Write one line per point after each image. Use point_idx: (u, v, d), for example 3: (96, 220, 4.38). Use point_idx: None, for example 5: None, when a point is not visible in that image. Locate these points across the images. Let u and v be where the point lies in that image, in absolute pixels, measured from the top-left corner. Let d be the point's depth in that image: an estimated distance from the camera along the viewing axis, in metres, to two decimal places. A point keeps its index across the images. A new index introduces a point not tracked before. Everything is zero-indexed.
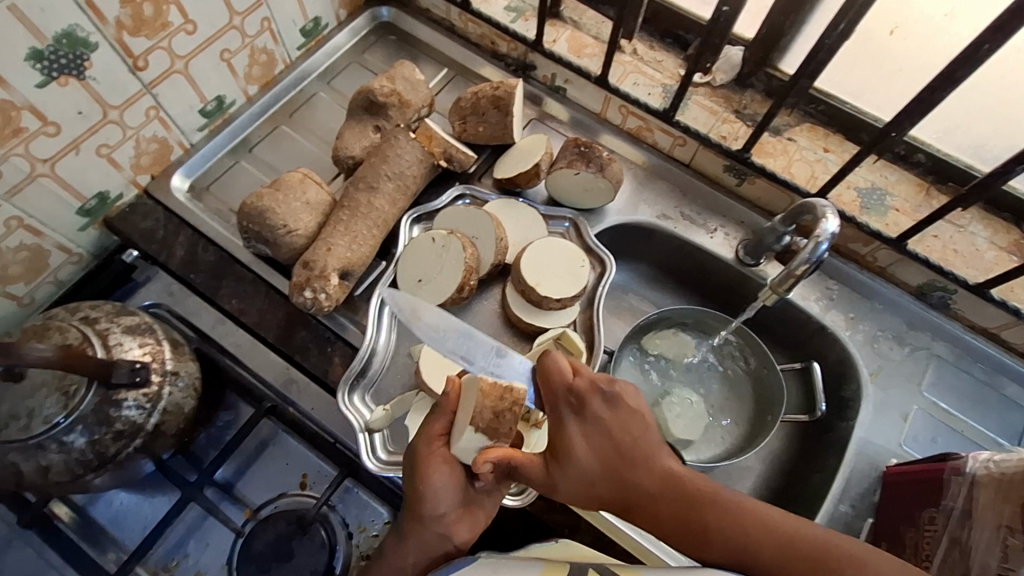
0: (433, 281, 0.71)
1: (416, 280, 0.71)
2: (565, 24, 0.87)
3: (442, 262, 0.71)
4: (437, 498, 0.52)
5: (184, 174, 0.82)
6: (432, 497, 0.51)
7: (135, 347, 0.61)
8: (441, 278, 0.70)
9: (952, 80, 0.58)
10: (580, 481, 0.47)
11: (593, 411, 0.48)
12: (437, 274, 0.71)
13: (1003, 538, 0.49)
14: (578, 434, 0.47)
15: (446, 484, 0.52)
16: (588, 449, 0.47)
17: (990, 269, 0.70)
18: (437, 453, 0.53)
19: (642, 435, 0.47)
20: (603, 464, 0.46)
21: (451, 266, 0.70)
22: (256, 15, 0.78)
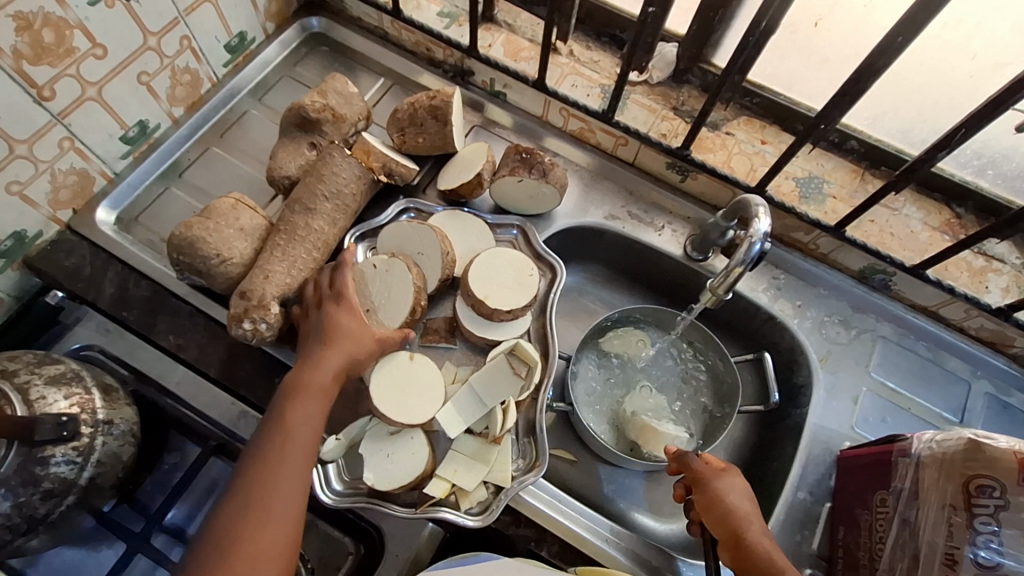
0: (383, 308, 0.68)
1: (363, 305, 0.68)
2: (500, 27, 0.86)
3: (391, 283, 0.69)
4: (353, 332, 0.63)
5: (109, 206, 0.77)
6: (356, 333, 0.63)
7: (61, 399, 0.57)
8: (395, 299, 0.68)
9: (874, 71, 0.59)
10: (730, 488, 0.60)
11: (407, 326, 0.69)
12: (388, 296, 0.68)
13: (947, 516, 0.50)
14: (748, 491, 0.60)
15: (365, 330, 0.64)
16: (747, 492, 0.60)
17: (925, 249, 0.73)
18: (347, 300, 0.65)
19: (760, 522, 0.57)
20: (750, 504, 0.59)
21: (400, 287, 0.68)
22: (173, 35, 0.74)
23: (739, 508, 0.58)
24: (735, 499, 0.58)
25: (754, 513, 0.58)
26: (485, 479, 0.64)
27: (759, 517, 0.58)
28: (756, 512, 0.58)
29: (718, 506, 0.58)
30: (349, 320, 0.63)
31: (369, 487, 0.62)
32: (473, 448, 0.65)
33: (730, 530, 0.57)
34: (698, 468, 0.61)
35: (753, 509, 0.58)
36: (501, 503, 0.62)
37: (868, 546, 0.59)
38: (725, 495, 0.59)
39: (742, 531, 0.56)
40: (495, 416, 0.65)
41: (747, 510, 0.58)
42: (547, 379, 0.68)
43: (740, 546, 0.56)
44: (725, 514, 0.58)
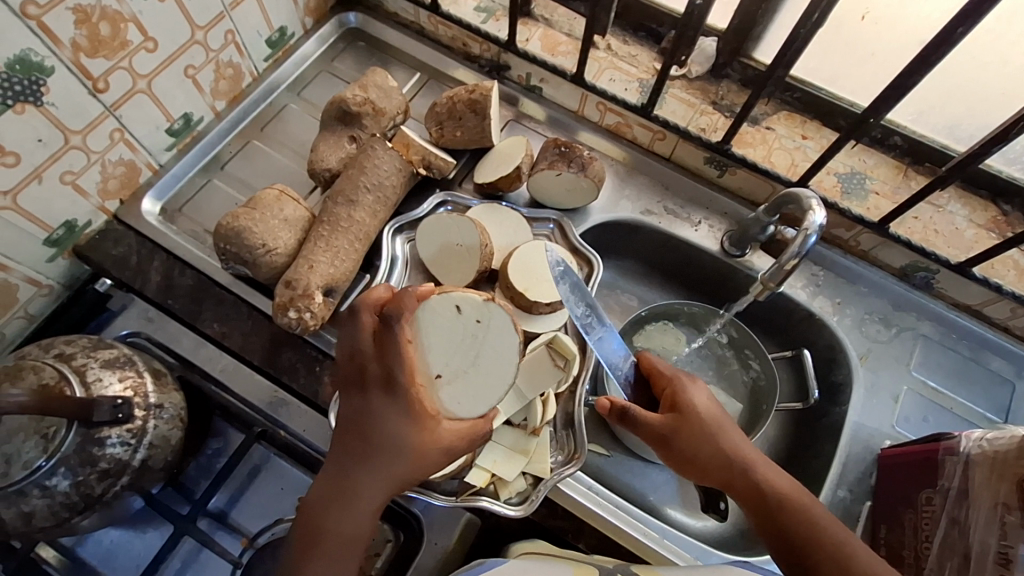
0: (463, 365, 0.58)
1: (433, 371, 0.55)
2: (536, 22, 0.86)
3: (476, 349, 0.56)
4: (410, 443, 0.52)
5: (154, 197, 0.79)
6: (415, 445, 0.52)
7: (115, 382, 0.59)
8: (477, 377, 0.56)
9: (927, 64, 0.58)
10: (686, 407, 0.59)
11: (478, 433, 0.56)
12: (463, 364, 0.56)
13: (1000, 515, 0.49)
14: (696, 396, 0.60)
15: (428, 445, 0.53)
16: (699, 401, 0.59)
17: (970, 247, 0.72)
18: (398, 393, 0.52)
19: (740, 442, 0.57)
20: (713, 419, 0.58)
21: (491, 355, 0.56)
22: (219, 29, 0.75)
23: (708, 440, 0.57)
24: (699, 429, 0.57)
25: (733, 437, 0.57)
26: (525, 470, 0.65)
27: (746, 443, 0.57)
28: (740, 440, 0.57)
29: (687, 450, 0.57)
30: (402, 423, 0.52)
31: None
32: (512, 439, 0.66)
33: (716, 472, 0.56)
34: (647, 415, 0.59)
35: (731, 433, 0.57)
36: (541, 493, 0.63)
37: (915, 546, 0.58)
38: (687, 430, 0.58)
39: (728, 470, 0.56)
40: (534, 408, 0.65)
41: (719, 442, 0.56)
42: (586, 372, 0.69)
43: (746, 489, 0.55)
44: (701, 454, 0.57)
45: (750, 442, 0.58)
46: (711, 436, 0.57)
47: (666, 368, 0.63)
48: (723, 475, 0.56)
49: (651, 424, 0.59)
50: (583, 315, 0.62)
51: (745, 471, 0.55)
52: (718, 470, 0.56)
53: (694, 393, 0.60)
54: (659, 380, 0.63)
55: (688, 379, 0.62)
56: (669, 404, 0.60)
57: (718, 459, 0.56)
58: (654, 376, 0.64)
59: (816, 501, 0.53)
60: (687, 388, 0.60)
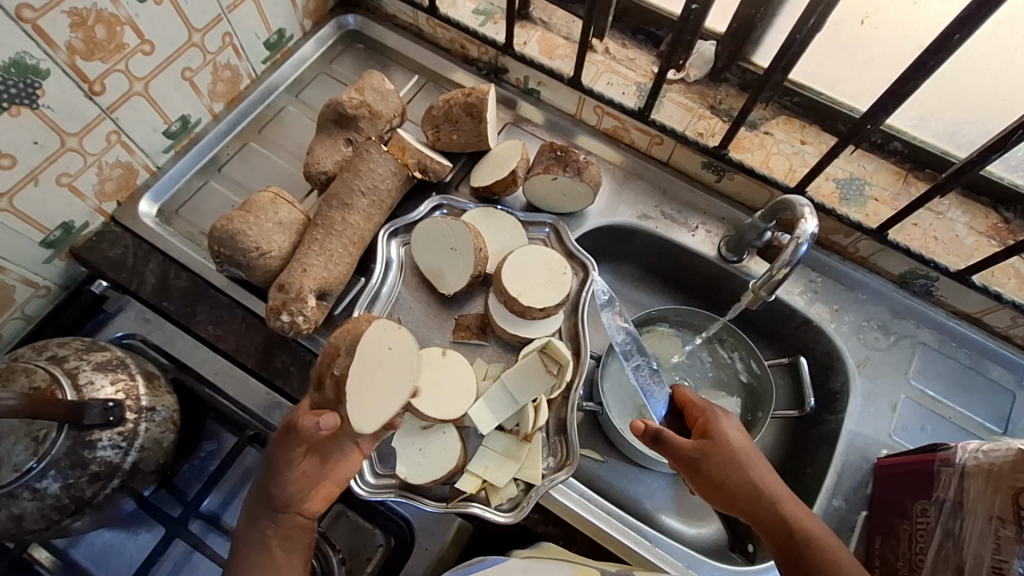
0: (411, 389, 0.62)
1: None
2: (535, 25, 0.86)
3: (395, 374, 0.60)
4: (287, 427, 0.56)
5: (151, 199, 0.79)
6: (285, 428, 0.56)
7: (107, 384, 0.59)
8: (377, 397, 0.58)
9: (926, 70, 0.57)
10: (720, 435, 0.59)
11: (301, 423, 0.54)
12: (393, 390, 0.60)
13: (994, 529, 0.49)
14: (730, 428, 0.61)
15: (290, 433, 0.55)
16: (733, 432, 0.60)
17: (971, 254, 0.71)
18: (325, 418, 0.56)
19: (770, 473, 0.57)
20: (746, 448, 0.59)
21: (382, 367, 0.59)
22: (216, 31, 0.75)
23: (739, 468, 0.57)
24: (731, 457, 0.58)
25: (762, 467, 0.57)
26: (516, 476, 0.64)
27: (774, 474, 0.58)
28: (768, 471, 0.57)
29: (717, 477, 0.57)
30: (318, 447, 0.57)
31: (401, 480, 0.64)
32: (504, 445, 0.66)
33: (744, 499, 0.56)
34: (678, 440, 0.60)
35: (760, 463, 0.58)
36: (532, 499, 0.62)
37: (908, 557, 0.57)
38: (718, 457, 0.58)
39: (756, 498, 0.56)
40: (526, 414, 0.65)
41: (749, 471, 0.57)
42: (579, 377, 0.68)
43: (772, 518, 0.54)
44: (731, 480, 0.57)
45: (776, 472, 0.58)
46: (742, 464, 0.57)
47: (699, 401, 0.64)
48: (752, 502, 0.56)
49: (681, 450, 0.59)
50: (624, 342, 0.72)
51: (773, 500, 0.55)
52: (748, 498, 0.56)
53: (725, 423, 0.61)
54: (692, 411, 0.64)
55: (720, 411, 0.63)
56: (701, 432, 0.61)
57: (749, 486, 0.56)
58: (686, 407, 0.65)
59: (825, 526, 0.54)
60: (720, 418, 0.61)
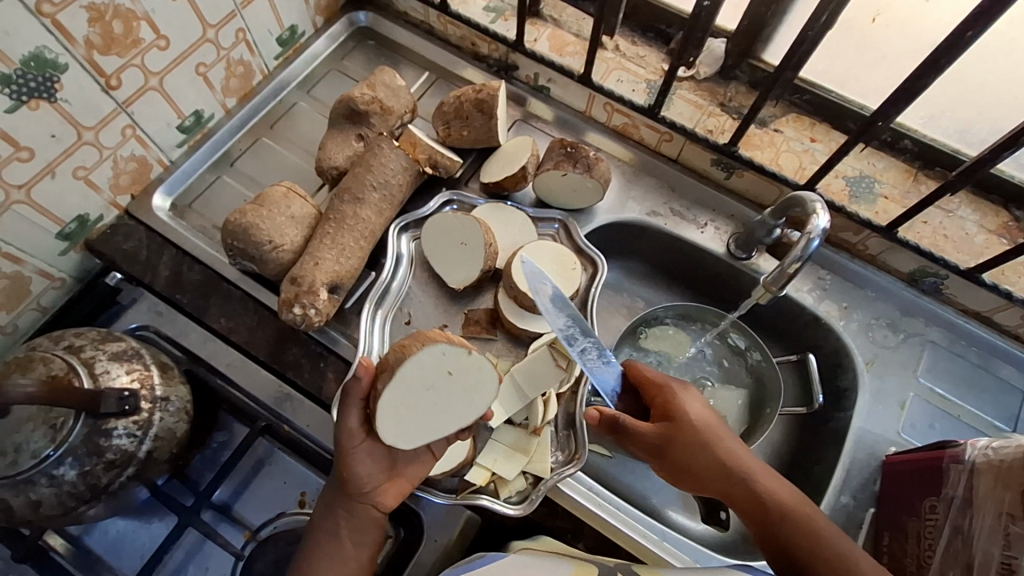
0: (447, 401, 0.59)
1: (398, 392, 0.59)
2: (545, 23, 0.86)
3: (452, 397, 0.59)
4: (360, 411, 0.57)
5: (165, 193, 0.80)
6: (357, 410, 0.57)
7: (122, 374, 0.60)
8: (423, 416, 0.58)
9: (938, 67, 0.57)
10: (680, 415, 0.59)
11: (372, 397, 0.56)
12: (447, 412, 0.59)
13: (1004, 525, 0.49)
14: (689, 405, 0.60)
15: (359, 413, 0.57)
16: (693, 410, 0.59)
17: (981, 253, 0.71)
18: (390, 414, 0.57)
19: (740, 453, 0.57)
20: (707, 426, 0.58)
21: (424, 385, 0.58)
22: (230, 27, 0.76)
23: (704, 449, 0.57)
24: (694, 438, 0.57)
25: (728, 445, 0.57)
26: (525, 469, 0.65)
27: (740, 450, 0.58)
28: (733, 448, 0.57)
29: (684, 460, 0.57)
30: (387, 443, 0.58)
31: None
32: (513, 438, 0.66)
33: (717, 482, 0.56)
34: (638, 426, 0.59)
35: (725, 440, 0.58)
36: (540, 492, 0.63)
37: (917, 554, 0.58)
38: (681, 440, 0.58)
39: (726, 479, 0.56)
40: (536, 408, 0.66)
41: (714, 452, 0.57)
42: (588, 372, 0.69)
43: (747, 498, 0.55)
44: (699, 463, 0.57)
45: (742, 446, 0.58)
46: (706, 445, 0.57)
47: (654, 375, 0.63)
48: (723, 483, 0.56)
49: (645, 436, 0.59)
50: (566, 326, 0.58)
51: (745, 480, 0.56)
52: (718, 479, 0.56)
53: (684, 400, 0.60)
54: (647, 386, 0.63)
55: (676, 385, 0.61)
56: (659, 412, 0.60)
57: (716, 467, 0.56)
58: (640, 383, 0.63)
59: (821, 513, 0.54)
60: (677, 396, 0.60)
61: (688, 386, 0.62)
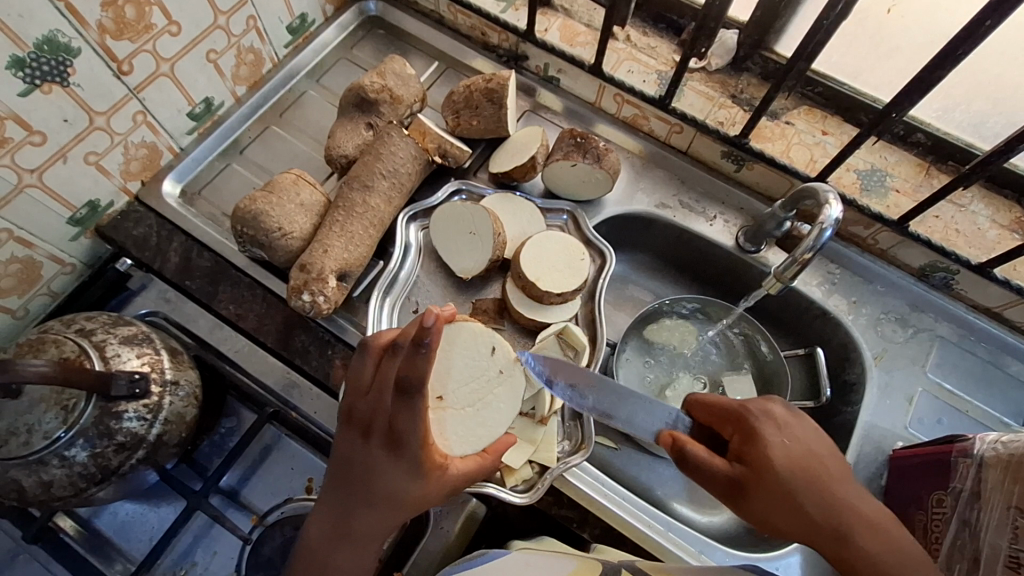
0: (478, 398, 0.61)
1: (436, 394, 0.60)
2: (556, 12, 0.86)
3: (508, 396, 0.62)
4: (395, 413, 0.49)
5: (174, 179, 0.80)
6: (396, 412, 0.49)
7: (133, 358, 0.60)
8: (482, 424, 0.61)
9: (953, 58, 0.56)
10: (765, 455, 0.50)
11: (412, 400, 0.48)
12: (486, 413, 0.61)
13: (1012, 519, 0.48)
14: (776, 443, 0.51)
15: (395, 413, 0.49)
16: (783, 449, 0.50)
17: (993, 248, 0.70)
18: (408, 452, 0.50)
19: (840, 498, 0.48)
20: (796, 466, 0.50)
21: (464, 379, 0.61)
22: (241, 14, 0.76)
23: (792, 496, 0.49)
24: (774, 485, 0.49)
25: (823, 489, 0.49)
26: (531, 458, 0.64)
27: (847, 501, 0.48)
28: (832, 499, 0.48)
29: (760, 505, 0.50)
30: (401, 478, 0.51)
31: None
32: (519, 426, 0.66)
33: (802, 529, 0.48)
34: (709, 461, 0.52)
35: (822, 484, 0.49)
36: (546, 481, 0.63)
37: (923, 547, 0.58)
38: (759, 485, 0.50)
39: (817, 535, 0.48)
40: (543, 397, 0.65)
41: (802, 504, 0.48)
42: (595, 362, 0.69)
43: (835, 552, 0.47)
44: (781, 512, 0.49)
45: (847, 495, 0.49)
46: (791, 495, 0.49)
47: (733, 406, 0.55)
48: (812, 539, 0.48)
49: (715, 475, 0.52)
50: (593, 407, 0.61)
51: (841, 540, 0.47)
52: (802, 532, 0.48)
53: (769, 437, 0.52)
54: (721, 420, 0.56)
55: (758, 417, 0.53)
56: (738, 447, 0.52)
57: (806, 520, 0.48)
58: (713, 416, 0.56)
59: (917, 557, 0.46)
60: (760, 432, 0.52)
61: (778, 418, 0.53)
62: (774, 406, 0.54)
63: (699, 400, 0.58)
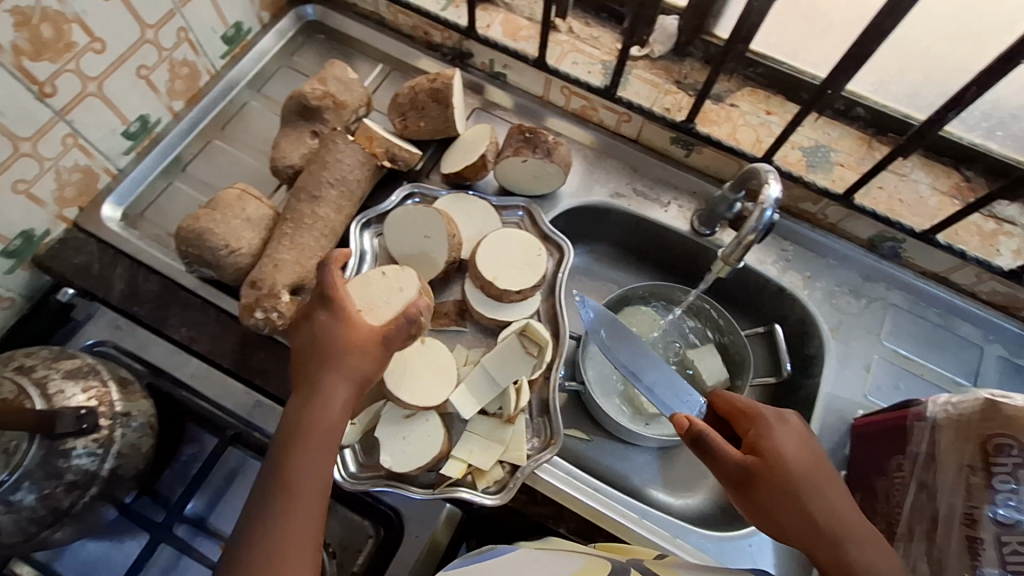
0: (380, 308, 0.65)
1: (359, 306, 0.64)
2: (497, 7, 0.85)
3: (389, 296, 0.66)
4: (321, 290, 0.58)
5: (114, 202, 0.77)
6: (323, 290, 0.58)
7: (79, 392, 0.57)
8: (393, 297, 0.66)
9: (880, 32, 0.57)
10: (773, 453, 0.53)
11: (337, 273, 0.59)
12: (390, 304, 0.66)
13: (966, 477, 0.51)
14: (786, 445, 0.54)
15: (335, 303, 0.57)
16: (791, 450, 0.53)
17: (934, 214, 0.72)
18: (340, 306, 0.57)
19: (836, 500, 0.51)
20: (801, 462, 0.53)
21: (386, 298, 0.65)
22: (170, 27, 0.73)
23: (789, 493, 0.51)
24: (780, 482, 0.52)
25: (824, 495, 0.51)
26: (501, 458, 0.64)
27: (838, 505, 0.51)
28: (829, 500, 0.51)
29: (763, 501, 0.52)
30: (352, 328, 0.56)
31: (387, 470, 0.63)
32: (487, 428, 0.66)
33: (798, 526, 0.50)
34: (722, 452, 0.54)
35: (821, 490, 0.51)
36: (518, 480, 0.63)
37: (887, 512, 0.59)
38: (764, 480, 0.52)
39: (814, 542, 0.50)
40: (508, 396, 0.65)
41: (806, 506, 0.51)
42: (559, 357, 0.69)
43: (826, 556, 0.49)
44: (781, 509, 0.51)
45: (837, 501, 0.51)
46: (795, 494, 0.51)
47: (747, 408, 0.58)
48: (797, 531, 0.51)
49: (724, 463, 0.54)
50: (625, 364, 0.69)
51: (836, 546, 0.49)
52: (798, 526, 0.50)
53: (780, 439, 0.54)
54: (739, 420, 0.58)
55: (773, 421, 0.56)
56: (750, 445, 0.55)
57: (800, 512, 0.51)
58: (731, 416, 0.59)
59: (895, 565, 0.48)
60: (772, 433, 0.55)
61: (791, 422, 0.56)
62: (791, 415, 0.57)
63: (717, 393, 0.61)
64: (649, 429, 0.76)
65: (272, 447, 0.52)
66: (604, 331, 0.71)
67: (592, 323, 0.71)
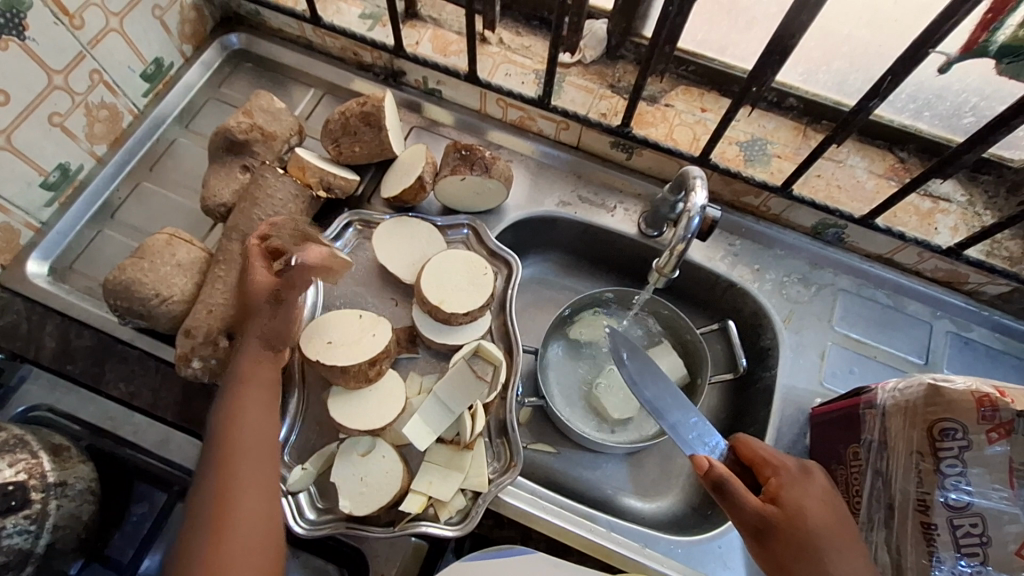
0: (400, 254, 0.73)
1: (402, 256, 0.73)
2: (425, 23, 0.84)
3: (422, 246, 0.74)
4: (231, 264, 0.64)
5: (40, 257, 0.73)
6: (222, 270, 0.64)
7: (5, 468, 0.54)
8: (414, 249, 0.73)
9: (796, 27, 0.58)
10: (794, 506, 0.55)
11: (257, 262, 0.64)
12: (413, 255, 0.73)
13: (916, 463, 0.51)
14: (806, 499, 0.55)
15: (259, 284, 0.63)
16: (812, 507, 0.55)
17: (872, 198, 0.73)
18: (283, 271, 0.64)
19: (849, 556, 0.53)
20: (819, 516, 0.54)
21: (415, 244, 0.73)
22: (81, 70, 0.70)
23: (806, 550, 0.53)
24: (798, 537, 0.53)
25: (839, 555, 0.53)
26: (462, 486, 0.63)
27: (851, 561, 0.52)
28: (842, 557, 0.52)
29: (780, 553, 0.53)
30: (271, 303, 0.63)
31: (346, 513, 0.61)
32: (446, 456, 0.64)
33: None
34: (744, 500, 0.55)
35: (837, 549, 0.53)
36: (481, 507, 0.62)
37: (847, 500, 0.60)
38: (783, 534, 0.54)
39: None
40: (464, 422, 0.63)
41: (822, 562, 0.52)
42: (514, 376, 0.68)
43: None
44: (795, 561, 0.53)
45: (851, 557, 0.53)
46: (813, 551, 0.53)
47: (772, 459, 0.59)
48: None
49: (744, 514, 0.55)
50: (650, 399, 0.66)
51: None
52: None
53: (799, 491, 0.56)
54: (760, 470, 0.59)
55: (796, 474, 0.57)
56: (771, 495, 0.56)
57: (814, 565, 0.52)
58: (752, 463, 0.59)
59: None
60: (794, 486, 0.56)
61: (812, 474, 0.58)
62: (814, 467, 0.59)
63: (740, 438, 0.61)
64: (615, 436, 0.76)
65: (223, 388, 0.60)
66: (634, 361, 0.68)
67: (626, 354, 0.69)
